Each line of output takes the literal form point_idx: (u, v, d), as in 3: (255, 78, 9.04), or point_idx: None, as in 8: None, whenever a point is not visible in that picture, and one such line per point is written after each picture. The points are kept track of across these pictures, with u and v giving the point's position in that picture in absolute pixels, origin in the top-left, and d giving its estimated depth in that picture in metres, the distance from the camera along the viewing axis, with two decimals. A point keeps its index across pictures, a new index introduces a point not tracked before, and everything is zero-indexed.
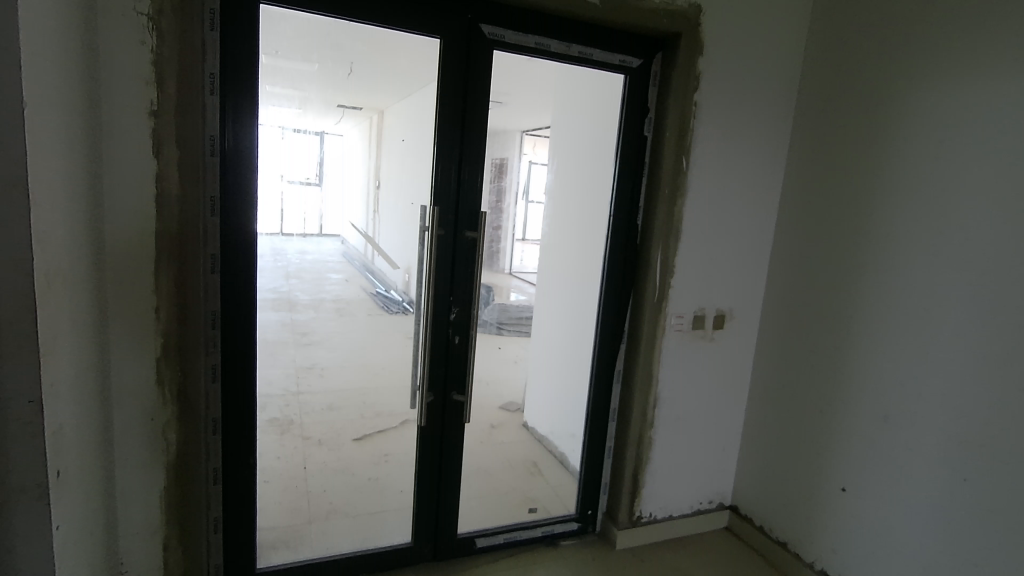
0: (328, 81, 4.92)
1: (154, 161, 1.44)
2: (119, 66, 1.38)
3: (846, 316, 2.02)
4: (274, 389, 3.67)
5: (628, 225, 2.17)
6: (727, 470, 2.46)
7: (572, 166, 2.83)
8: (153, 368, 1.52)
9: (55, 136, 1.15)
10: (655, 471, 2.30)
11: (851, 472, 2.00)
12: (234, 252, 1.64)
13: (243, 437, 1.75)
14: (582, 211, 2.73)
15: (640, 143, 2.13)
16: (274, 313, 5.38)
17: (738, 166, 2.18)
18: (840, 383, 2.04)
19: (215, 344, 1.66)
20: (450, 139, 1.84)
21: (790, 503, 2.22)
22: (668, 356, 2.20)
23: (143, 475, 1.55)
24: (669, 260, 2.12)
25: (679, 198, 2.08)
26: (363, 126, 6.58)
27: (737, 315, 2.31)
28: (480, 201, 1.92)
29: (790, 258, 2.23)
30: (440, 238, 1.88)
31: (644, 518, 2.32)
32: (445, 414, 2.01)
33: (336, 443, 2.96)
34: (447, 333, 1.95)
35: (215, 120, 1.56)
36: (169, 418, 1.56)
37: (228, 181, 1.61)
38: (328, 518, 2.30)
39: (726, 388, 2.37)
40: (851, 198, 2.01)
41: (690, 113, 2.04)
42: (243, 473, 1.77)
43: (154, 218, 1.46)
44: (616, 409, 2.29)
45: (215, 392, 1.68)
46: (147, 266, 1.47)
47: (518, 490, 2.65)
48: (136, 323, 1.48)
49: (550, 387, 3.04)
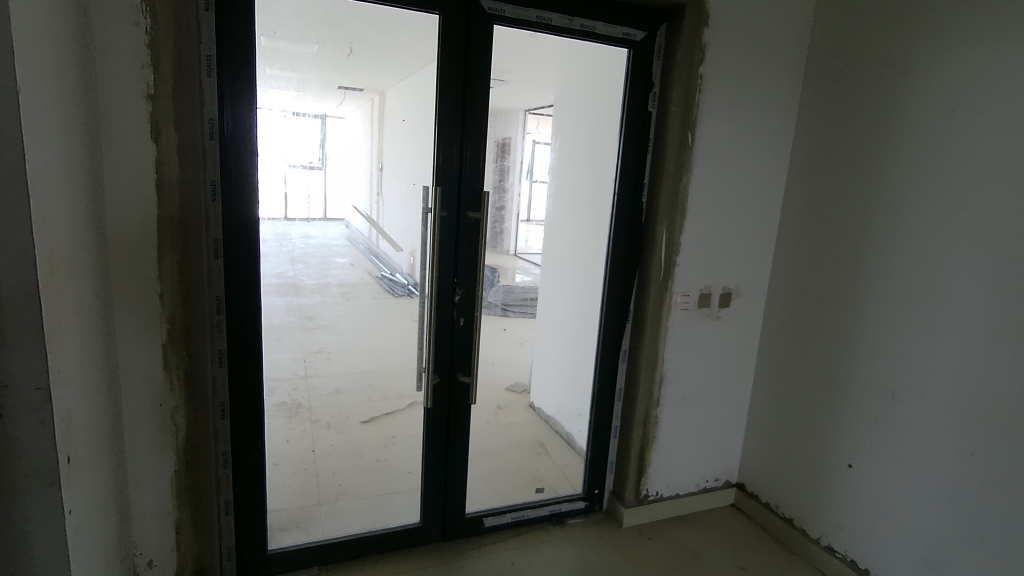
0: (328, 61, 4.86)
1: (153, 146, 1.43)
2: (114, 50, 1.35)
3: (854, 292, 2.00)
4: (282, 372, 3.70)
5: (633, 203, 2.15)
6: (734, 447, 2.47)
7: (576, 143, 2.79)
8: (160, 354, 1.52)
9: (54, 124, 1.14)
10: (661, 449, 2.30)
11: (857, 449, 2.00)
12: (236, 236, 1.63)
13: (251, 421, 1.76)
14: (587, 190, 2.70)
15: (644, 119, 2.09)
16: (280, 298, 5.40)
17: (745, 141, 2.14)
18: (848, 359, 2.02)
19: (221, 330, 1.67)
20: (452, 119, 1.81)
21: (796, 480, 2.23)
22: (674, 335, 2.19)
23: (154, 461, 1.56)
24: (675, 238, 2.10)
25: (684, 175, 2.05)
26: (364, 107, 6.52)
27: (743, 293, 2.29)
28: (482, 181, 1.89)
29: (797, 235, 2.20)
30: (443, 220, 1.86)
31: (651, 496, 2.34)
32: (451, 396, 2.01)
33: (344, 425, 2.98)
34: (452, 315, 1.95)
35: (213, 102, 1.54)
36: (178, 404, 1.57)
37: (228, 165, 1.59)
38: (337, 499, 2.33)
39: (732, 365, 2.36)
40: (859, 172, 1.98)
41: (695, 87, 2.00)
42: (252, 456, 1.79)
43: (156, 203, 1.45)
44: (622, 388, 2.29)
45: (222, 376, 1.69)
46: (150, 252, 1.46)
47: (525, 470, 2.67)
48: (141, 309, 1.48)
49: (555, 368, 3.04)
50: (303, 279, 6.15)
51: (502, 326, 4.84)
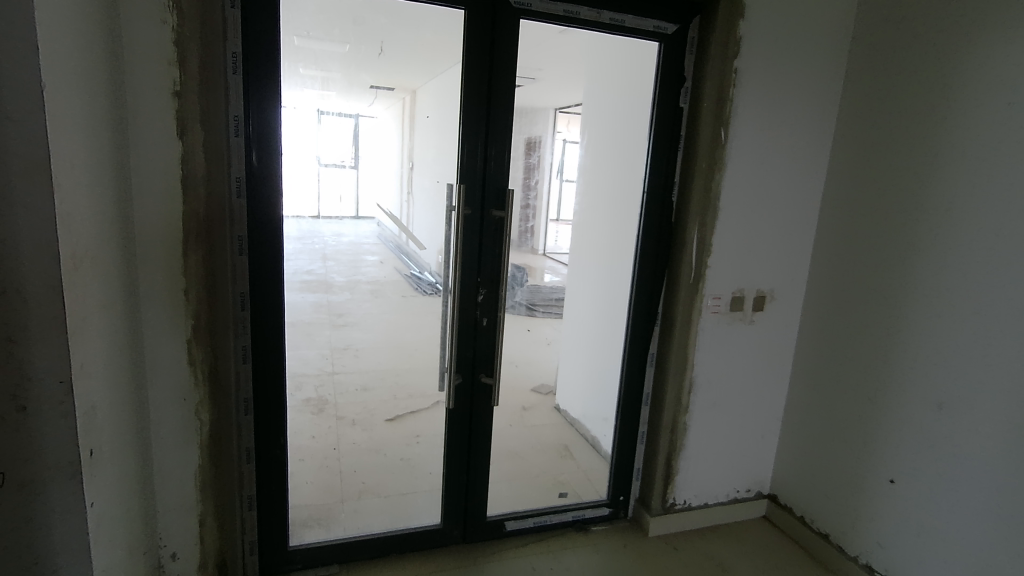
0: (357, 59, 4.92)
1: (179, 142, 1.44)
2: (141, 47, 1.37)
3: (898, 297, 1.89)
4: (310, 368, 3.75)
5: (662, 202, 2.08)
6: (766, 457, 2.37)
7: (604, 141, 2.73)
8: (185, 348, 1.53)
9: (81, 120, 1.16)
10: (690, 457, 2.22)
11: (900, 462, 1.89)
12: (260, 232, 1.64)
13: (274, 418, 1.76)
14: (616, 188, 2.63)
15: (675, 115, 2.02)
16: (311, 295, 5.50)
17: (782, 138, 2.05)
18: (890, 367, 1.92)
19: (244, 325, 1.67)
20: (476, 115, 1.78)
21: (834, 493, 2.12)
22: (704, 339, 2.11)
23: (177, 455, 1.57)
24: (706, 238, 2.02)
25: (717, 173, 1.97)
26: (395, 106, 6.62)
27: (778, 296, 2.20)
28: (507, 179, 1.85)
29: (837, 235, 2.10)
30: (466, 218, 1.84)
31: (679, 505, 2.26)
32: (473, 398, 1.98)
33: (368, 422, 3.00)
34: (475, 315, 1.92)
35: (239, 100, 1.55)
36: (202, 399, 1.58)
37: (254, 162, 1.60)
38: (360, 497, 2.33)
39: (766, 371, 2.26)
40: (906, 171, 1.87)
41: (729, 81, 1.92)
42: (274, 452, 1.79)
43: (181, 199, 1.46)
44: (650, 392, 2.23)
45: (246, 371, 1.70)
46: (176, 247, 1.47)
47: (549, 473, 2.63)
48: (167, 304, 1.49)
49: (580, 370, 3.00)
50: (333, 277, 6.25)
51: (525, 326, 4.51)
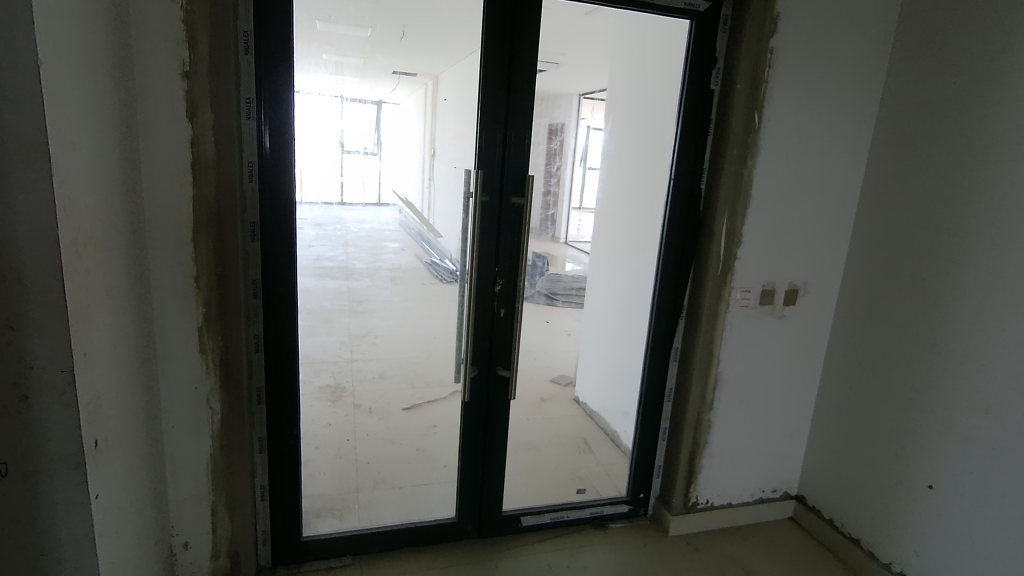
0: (379, 43, 4.87)
1: (189, 126, 1.39)
2: (150, 28, 1.33)
3: (944, 293, 1.77)
4: (329, 354, 3.76)
5: (690, 190, 1.97)
6: (794, 457, 2.27)
7: (629, 126, 2.63)
8: (196, 336, 1.50)
9: (85, 102, 1.12)
10: (714, 455, 2.14)
11: (940, 467, 1.78)
12: (272, 218, 1.59)
13: (287, 408, 1.73)
14: (641, 175, 2.54)
15: (705, 97, 1.91)
16: (332, 281, 5.52)
17: (820, 121, 1.93)
18: (932, 367, 1.80)
19: (257, 314, 1.63)
20: (496, 97, 1.71)
21: (867, 497, 2.02)
22: (731, 333, 2.02)
23: (189, 444, 1.55)
24: (736, 228, 1.92)
25: (750, 159, 1.87)
26: (417, 92, 6.56)
27: (811, 289, 2.09)
28: (528, 165, 1.78)
29: (877, 226, 1.98)
30: (484, 205, 1.77)
31: (701, 504, 2.18)
32: (490, 391, 1.92)
33: (385, 411, 2.99)
34: (492, 305, 1.85)
35: (250, 81, 1.50)
36: (213, 388, 1.55)
37: (267, 146, 1.55)
38: (375, 487, 2.32)
39: (796, 368, 2.16)
40: (956, 157, 1.74)
41: (764, 61, 1.81)
42: (288, 443, 1.76)
43: (191, 183, 1.42)
44: (673, 388, 2.14)
45: (259, 361, 1.66)
46: (186, 233, 1.44)
47: (567, 468, 2.57)
48: (178, 292, 1.46)
49: (601, 363, 2.93)
50: (354, 263, 6.26)
51: (544, 318, 4.49)
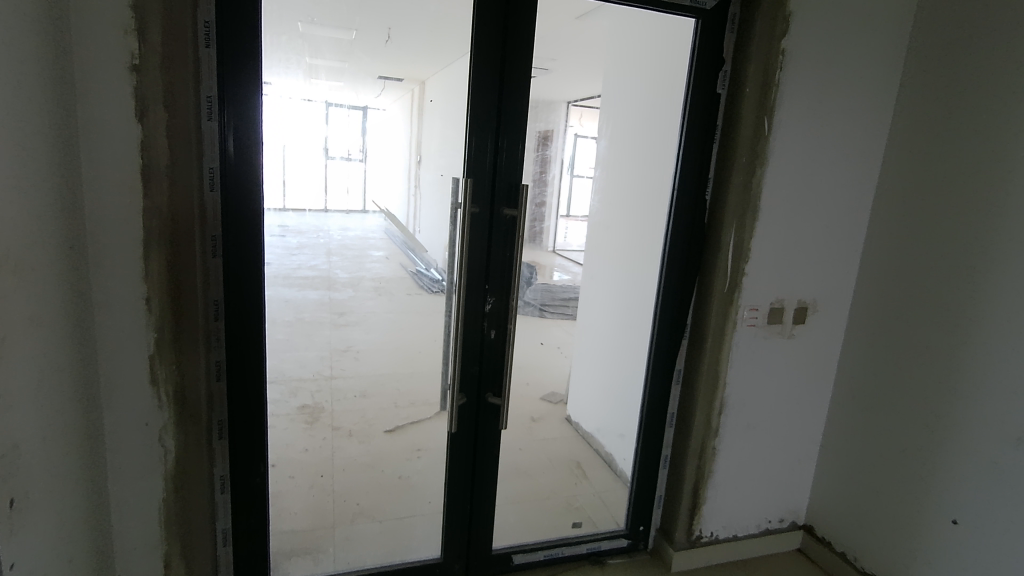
0: (364, 47, 4.74)
1: (139, 128, 1.22)
2: (92, 16, 1.16)
3: (969, 314, 1.65)
4: (307, 371, 3.58)
5: (694, 201, 1.84)
6: (802, 484, 2.13)
7: (627, 132, 2.50)
8: (146, 366, 1.32)
9: (6, 102, 0.95)
10: (718, 485, 2.00)
11: (966, 501, 1.65)
12: (237, 232, 1.42)
13: (254, 442, 1.56)
14: (640, 184, 2.40)
15: (711, 102, 1.78)
16: (313, 292, 5.35)
17: (831, 129, 1.81)
18: (956, 393, 1.68)
19: (219, 338, 1.46)
20: (487, 98, 1.56)
21: (883, 531, 1.89)
22: (738, 355, 1.88)
23: (138, 487, 1.37)
24: (743, 243, 1.79)
25: (759, 168, 1.74)
26: (403, 97, 6.44)
27: (821, 307, 1.96)
28: (521, 174, 1.63)
29: (891, 241, 1.86)
30: (474, 217, 1.61)
31: (705, 538, 2.04)
32: (479, 419, 1.75)
33: (366, 434, 2.82)
34: (482, 326, 1.69)
35: (211, 78, 1.33)
36: (167, 423, 1.37)
37: (230, 152, 1.38)
38: (353, 522, 2.14)
39: (805, 392, 2.03)
40: (979, 170, 1.63)
41: (776, 64, 1.69)
42: (254, 481, 1.59)
43: (141, 193, 1.24)
44: (675, 413, 2.00)
45: (221, 390, 1.49)
46: (135, 249, 1.26)
47: (561, 495, 2.41)
48: (126, 316, 1.29)
49: (595, 381, 2.78)
50: (337, 273, 6.08)
51: (539, 339, 4.23)
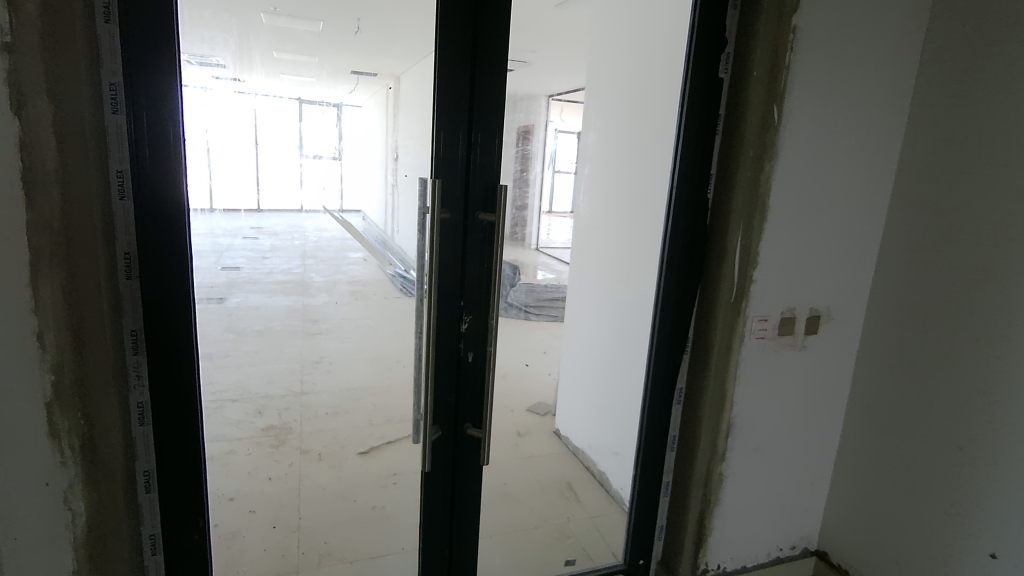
0: (333, 39, 4.50)
1: (15, 121, 0.95)
2: None
3: (1005, 322, 1.45)
4: (276, 386, 3.33)
5: (696, 200, 1.63)
6: (814, 507, 1.95)
7: (617, 124, 2.29)
8: (44, 416, 1.07)
9: None
10: (726, 513, 1.80)
11: (1007, 533, 1.46)
12: (156, 248, 1.18)
13: (190, 493, 1.34)
14: (632, 180, 2.20)
15: (712, 87, 1.57)
16: (286, 297, 5.08)
17: (847, 116, 1.61)
18: (992, 410, 1.49)
19: (142, 374, 1.23)
20: (457, 86, 1.33)
21: (909, 562, 1.70)
22: (747, 371, 1.69)
23: (40, 561, 1.12)
24: (752, 247, 1.59)
25: (768, 162, 1.54)
26: (378, 92, 6.21)
27: (835, 314, 1.77)
28: (499, 173, 1.40)
29: (909, 240, 1.68)
30: (445, 223, 1.38)
31: (712, 572, 1.84)
32: (456, 454, 1.53)
33: (338, 457, 2.59)
34: (458, 349, 1.48)
35: (114, 62, 1.09)
36: (73, 484, 1.12)
37: (144, 152, 1.14)
38: (319, 564, 1.91)
39: (818, 407, 1.84)
40: (1013, 158, 1.43)
41: (786, 44, 1.49)
42: (191, 538, 1.36)
43: (24, 204, 0.98)
44: (677, 436, 1.80)
45: (147, 435, 1.26)
46: (20, 273, 1.00)
47: (551, 522, 2.21)
48: (12, 357, 1.03)
49: (586, 394, 2.57)
50: (312, 276, 5.81)
51: (524, 359, 3.74)
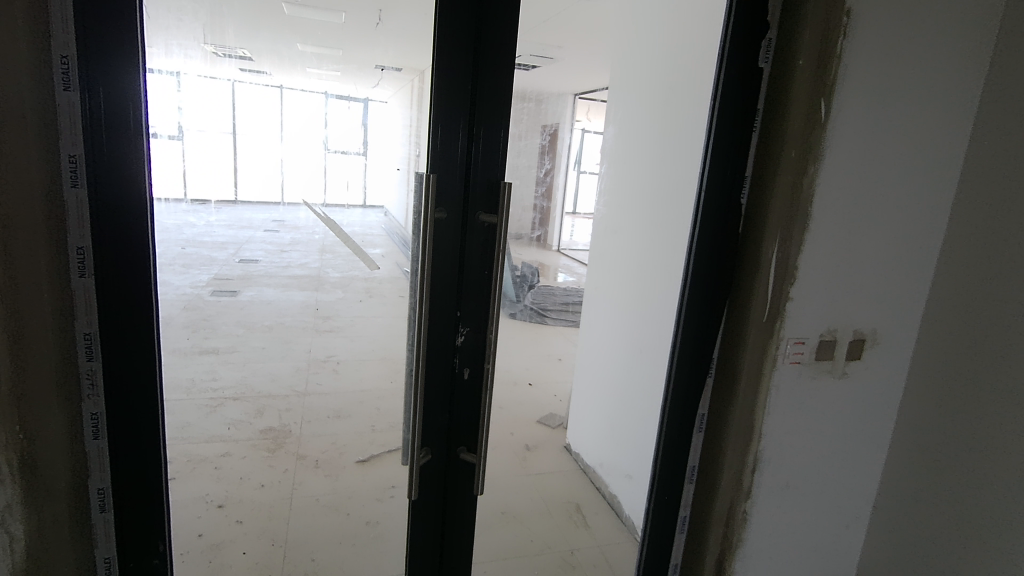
0: (354, 30, 4.40)
1: None
2: None
3: None
4: (280, 385, 3.23)
5: (727, 206, 1.45)
6: (848, 552, 1.74)
7: (641, 121, 2.11)
8: None
9: None
10: (749, 555, 1.62)
11: None
12: (113, 243, 1.06)
13: (148, 514, 1.21)
14: (656, 182, 2.02)
15: (749, 79, 1.39)
16: (300, 292, 5.01)
17: (904, 116, 1.41)
18: None
19: (95, 382, 1.09)
20: (458, 69, 1.17)
21: None
22: (778, 400, 1.51)
23: None
24: (790, 260, 1.41)
25: (811, 166, 1.36)
26: (401, 86, 6.11)
27: (881, 339, 1.57)
28: (503, 168, 1.24)
29: (971, 259, 1.46)
30: (441, 224, 1.23)
31: None
32: (449, 480, 1.38)
33: (335, 465, 2.47)
34: (453, 364, 1.33)
35: (66, 32, 0.96)
36: (11, 503, 1.00)
37: (99, 135, 1.01)
38: None
39: (858, 442, 1.64)
40: None
41: (837, 30, 1.30)
42: (149, 563, 1.23)
43: None
44: (696, 467, 1.61)
45: (102, 450, 1.12)
46: None
47: (555, 548, 2.04)
48: None
49: (599, 410, 2.40)
50: (328, 272, 5.73)
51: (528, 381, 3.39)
